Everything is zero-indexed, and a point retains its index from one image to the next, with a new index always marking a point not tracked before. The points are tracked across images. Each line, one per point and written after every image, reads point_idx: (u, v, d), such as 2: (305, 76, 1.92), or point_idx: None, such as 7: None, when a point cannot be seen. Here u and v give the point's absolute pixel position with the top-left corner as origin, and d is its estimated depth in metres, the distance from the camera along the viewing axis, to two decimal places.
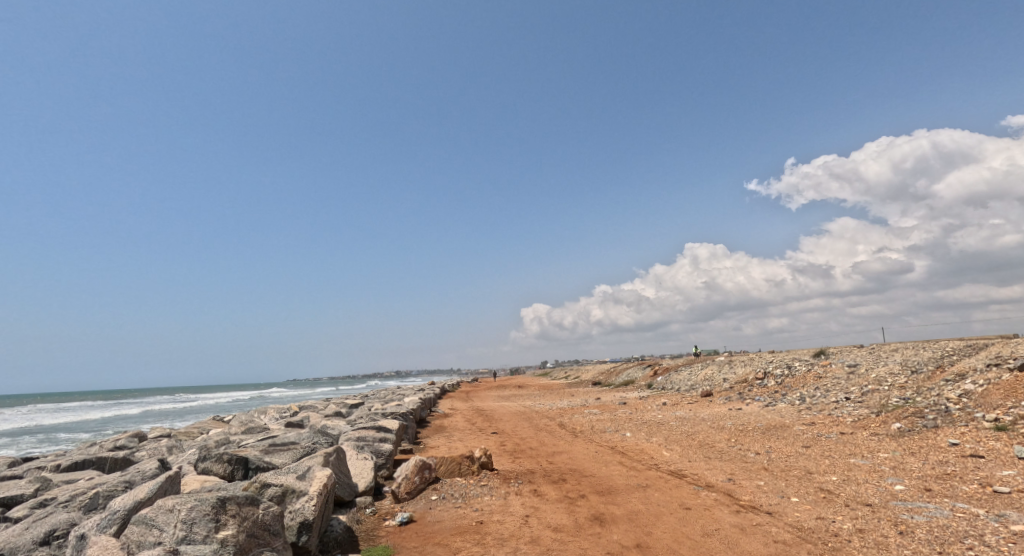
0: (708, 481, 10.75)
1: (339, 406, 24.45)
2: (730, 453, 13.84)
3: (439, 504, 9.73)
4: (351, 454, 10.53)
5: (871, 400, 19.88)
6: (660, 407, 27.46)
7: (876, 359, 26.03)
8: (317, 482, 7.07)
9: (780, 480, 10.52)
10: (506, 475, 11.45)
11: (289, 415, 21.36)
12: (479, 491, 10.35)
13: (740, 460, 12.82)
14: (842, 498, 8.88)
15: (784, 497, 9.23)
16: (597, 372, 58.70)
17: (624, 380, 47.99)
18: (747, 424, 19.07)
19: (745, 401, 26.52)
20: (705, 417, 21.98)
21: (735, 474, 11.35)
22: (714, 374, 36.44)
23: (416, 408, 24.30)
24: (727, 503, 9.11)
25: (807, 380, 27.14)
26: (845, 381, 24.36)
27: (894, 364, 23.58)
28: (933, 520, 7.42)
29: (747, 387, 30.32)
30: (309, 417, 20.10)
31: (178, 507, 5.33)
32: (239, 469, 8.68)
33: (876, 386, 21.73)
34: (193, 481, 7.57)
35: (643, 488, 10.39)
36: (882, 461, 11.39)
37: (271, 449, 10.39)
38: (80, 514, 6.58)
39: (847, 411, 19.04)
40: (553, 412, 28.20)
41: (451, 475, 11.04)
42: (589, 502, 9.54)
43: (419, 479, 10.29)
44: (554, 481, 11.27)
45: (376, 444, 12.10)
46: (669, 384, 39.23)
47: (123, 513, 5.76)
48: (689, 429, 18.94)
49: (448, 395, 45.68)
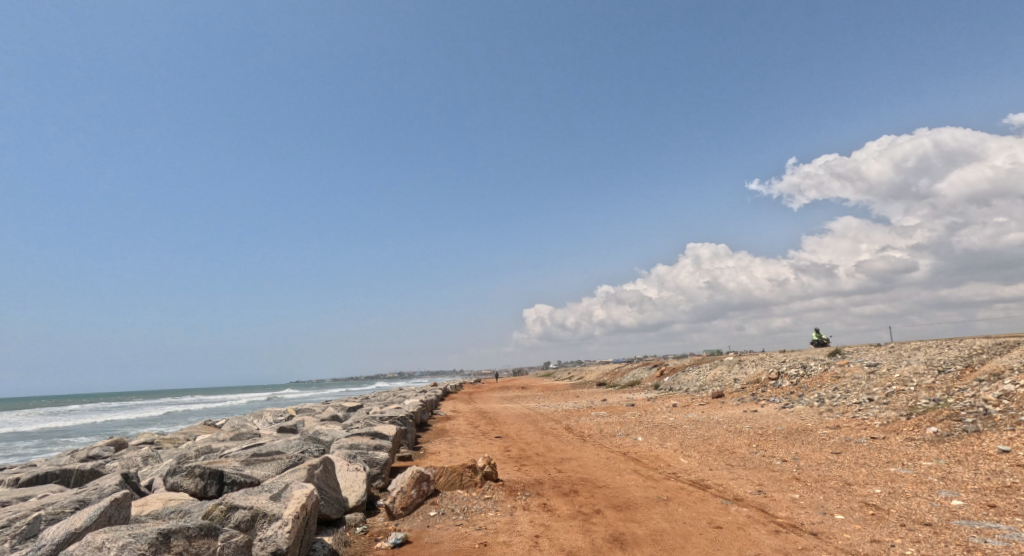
0: (736, 494, 9.71)
1: (336, 409, 23.35)
2: (755, 461, 12.81)
3: (438, 522, 8.72)
4: (339, 465, 9.44)
5: (897, 402, 18.92)
6: (671, 408, 26.43)
7: (897, 358, 25.09)
8: (295, 501, 6.04)
9: (817, 493, 9.48)
10: (512, 486, 10.44)
11: (283, 419, 20.34)
12: (482, 505, 9.35)
13: (767, 469, 11.81)
14: (894, 516, 7.87)
15: (827, 515, 8.19)
16: (602, 372, 57.69)
17: (630, 380, 46.94)
18: (767, 427, 18.06)
19: (760, 402, 25.50)
20: (720, 420, 20.95)
21: (766, 486, 10.31)
22: (724, 374, 35.43)
23: (416, 411, 23.26)
24: (763, 521, 8.07)
25: (824, 380, 26.14)
26: (866, 381, 23.35)
27: (919, 364, 22.63)
28: (1014, 547, 6.46)
29: (760, 388, 29.29)
30: (303, 421, 19.05)
31: (108, 545, 4.34)
32: (213, 484, 7.61)
33: (900, 387, 20.73)
34: (156, 501, 6.57)
35: (665, 502, 9.37)
36: (927, 471, 10.40)
37: (253, 460, 9.32)
38: (10, 545, 5.59)
39: (873, 413, 18.05)
40: (559, 415, 27.09)
41: (451, 486, 10.03)
42: (606, 520, 8.53)
43: (416, 493, 9.29)
44: (565, 494, 10.24)
45: (370, 453, 11.07)
46: (678, 384, 38.24)
47: (48, 550, 4.81)
48: (705, 433, 17.93)
49: (450, 397, 44.56)
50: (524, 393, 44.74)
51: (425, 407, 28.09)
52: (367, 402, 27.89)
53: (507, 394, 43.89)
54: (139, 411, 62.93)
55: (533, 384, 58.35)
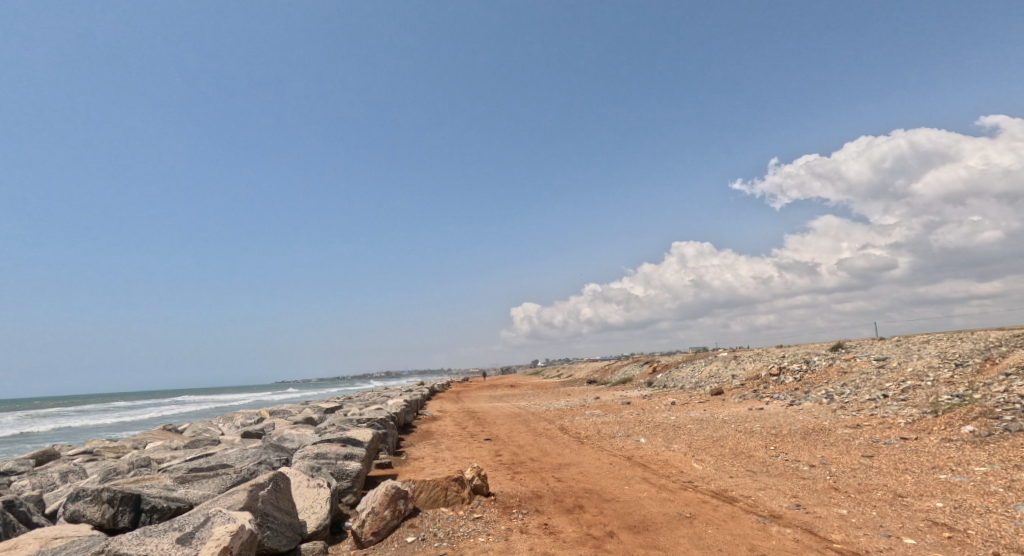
0: (772, 510, 8.20)
1: (313, 410, 21.58)
2: (778, 466, 11.32)
3: (416, 551, 7.11)
4: (294, 482, 7.64)
5: (916, 398, 17.73)
6: (670, 406, 25.00)
7: (906, 351, 24.02)
8: (212, 544, 4.39)
9: (868, 508, 8.01)
10: (506, 502, 8.86)
11: (250, 422, 18.45)
12: (471, 528, 7.75)
13: (796, 476, 10.33)
14: (978, 541, 6.47)
15: (893, 539, 6.71)
16: (591, 370, 56.27)
17: (621, 377, 45.59)
18: (779, 427, 16.65)
19: (763, 399, 24.17)
20: (725, 418, 19.58)
21: (802, 498, 8.81)
22: (720, 370, 34.18)
23: (398, 411, 21.51)
24: (817, 548, 6.58)
25: (830, 375, 24.88)
26: (877, 375, 22.20)
27: (932, 357, 21.54)
28: None
29: (761, 384, 28.06)
30: (271, 424, 17.19)
31: None
32: (126, 512, 5.88)
33: (916, 382, 19.51)
34: (34, 541, 4.93)
35: (689, 521, 7.85)
36: (985, 479, 9.05)
37: (192, 474, 7.56)
38: None
39: (893, 411, 16.75)
40: (552, 414, 25.51)
41: (434, 504, 8.40)
42: (624, 547, 7.00)
43: (390, 515, 7.66)
44: (569, 511, 8.67)
45: (339, 462, 9.40)
46: (672, 381, 36.93)
47: None
48: (712, 433, 16.52)
49: (435, 397, 42.71)
50: (512, 392, 42.91)
51: (409, 407, 26.30)
52: (346, 403, 25.89)
53: (497, 393, 42.29)
54: (106, 414, 59.79)
55: (521, 383, 56.79)
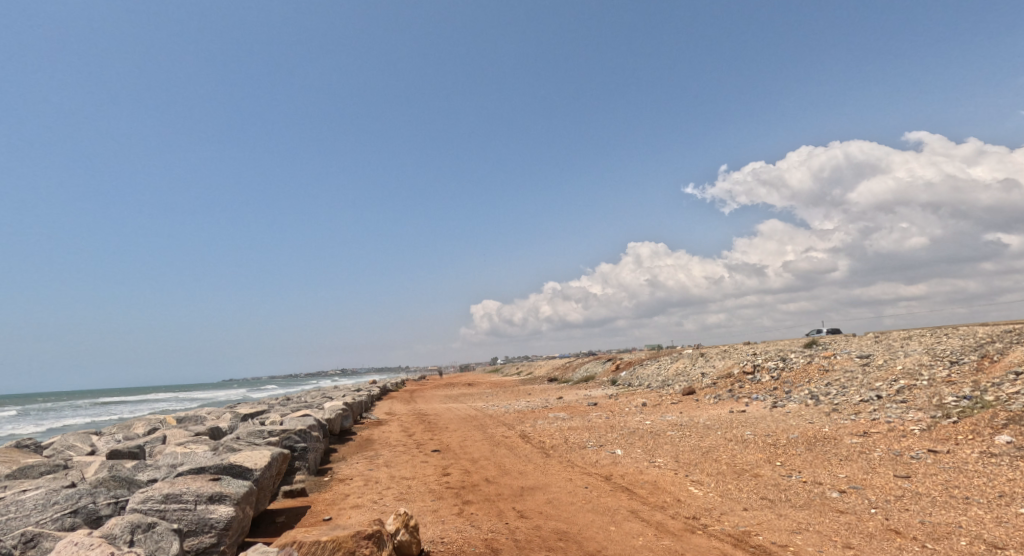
0: None
1: (226, 417, 17.99)
2: (799, 493, 8.89)
3: None
4: None
5: (917, 400, 15.76)
6: (641, 408, 22.62)
7: (889, 347, 22.39)
8: None
9: None
10: None
11: (141, 435, 14.83)
12: None
13: (830, 510, 7.90)
14: None
15: None
16: (550, 368, 53.74)
17: (582, 375, 43.25)
18: (775, 434, 14.31)
19: (741, 400, 22.10)
20: (707, 423, 17.27)
21: (861, 551, 6.31)
22: (687, 368, 32.21)
23: (332, 417, 18.25)
24: None
25: (811, 374, 23.00)
26: (863, 373, 20.41)
27: (922, 353, 19.85)
28: None
29: (736, 382, 26.07)
30: (163, 437, 13.68)
31: None
32: None
33: (911, 381, 17.65)
34: None
35: None
36: None
37: None
38: None
39: (896, 414, 14.78)
40: (511, 418, 22.67)
41: None
42: None
43: None
44: None
45: (199, 508, 6.36)
46: (637, 379, 34.79)
47: None
48: (698, 442, 14.08)
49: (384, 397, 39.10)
50: (468, 391, 40.11)
51: (350, 410, 22.99)
52: (276, 406, 22.30)
53: (453, 392, 39.38)
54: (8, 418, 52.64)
55: (477, 382, 53.45)
